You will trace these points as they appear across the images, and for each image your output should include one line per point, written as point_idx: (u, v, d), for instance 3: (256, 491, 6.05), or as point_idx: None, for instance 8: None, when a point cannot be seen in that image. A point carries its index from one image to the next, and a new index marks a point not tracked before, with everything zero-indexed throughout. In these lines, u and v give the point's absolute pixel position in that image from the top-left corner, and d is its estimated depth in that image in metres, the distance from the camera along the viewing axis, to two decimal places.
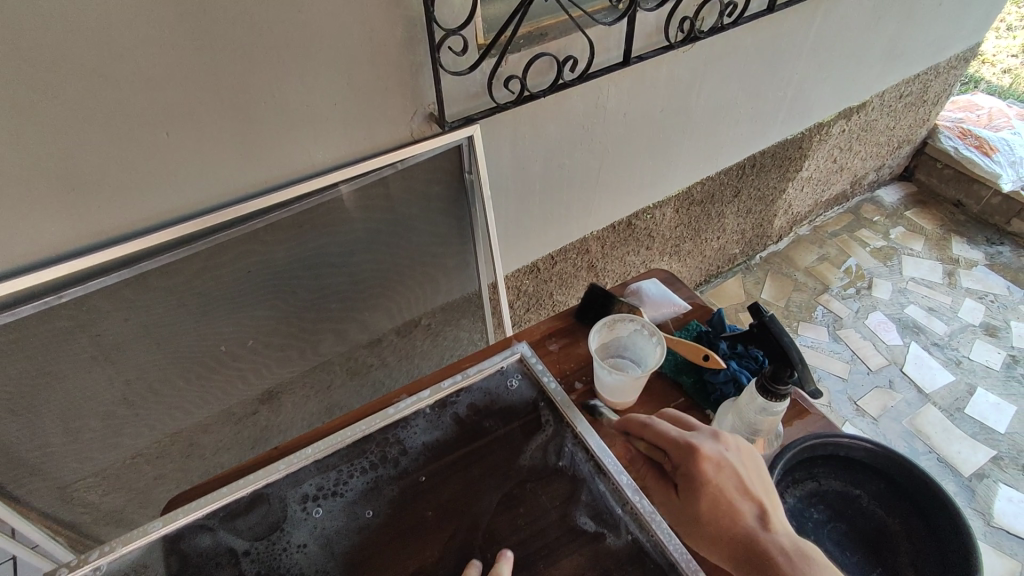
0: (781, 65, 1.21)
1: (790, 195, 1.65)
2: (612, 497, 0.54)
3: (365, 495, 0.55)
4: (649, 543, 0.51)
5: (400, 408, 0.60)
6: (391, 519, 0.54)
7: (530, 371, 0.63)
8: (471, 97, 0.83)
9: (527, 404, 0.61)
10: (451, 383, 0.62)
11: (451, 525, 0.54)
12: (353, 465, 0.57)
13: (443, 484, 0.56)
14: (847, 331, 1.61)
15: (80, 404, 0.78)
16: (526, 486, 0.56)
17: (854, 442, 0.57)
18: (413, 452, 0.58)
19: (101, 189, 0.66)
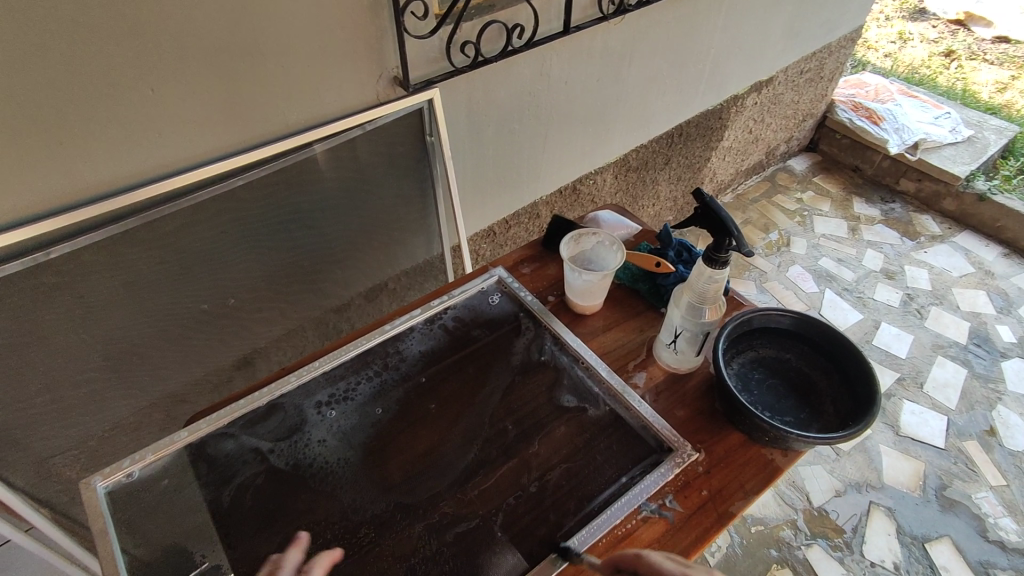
0: (699, 40, 1.35)
1: (714, 164, 1.82)
2: (588, 378, 0.67)
3: (373, 396, 0.67)
4: (620, 408, 0.64)
5: (395, 326, 0.72)
6: (398, 412, 0.65)
7: (505, 290, 0.76)
8: (431, 61, 0.90)
9: (507, 315, 0.74)
10: (438, 304, 0.75)
11: (450, 412, 0.65)
12: (360, 374, 0.69)
13: (439, 383, 0.68)
14: (771, 283, 1.79)
15: (64, 368, 0.79)
16: (517, 379, 0.68)
17: (782, 310, 0.65)
18: (411, 360, 0.70)
19: (86, 145, 0.68)
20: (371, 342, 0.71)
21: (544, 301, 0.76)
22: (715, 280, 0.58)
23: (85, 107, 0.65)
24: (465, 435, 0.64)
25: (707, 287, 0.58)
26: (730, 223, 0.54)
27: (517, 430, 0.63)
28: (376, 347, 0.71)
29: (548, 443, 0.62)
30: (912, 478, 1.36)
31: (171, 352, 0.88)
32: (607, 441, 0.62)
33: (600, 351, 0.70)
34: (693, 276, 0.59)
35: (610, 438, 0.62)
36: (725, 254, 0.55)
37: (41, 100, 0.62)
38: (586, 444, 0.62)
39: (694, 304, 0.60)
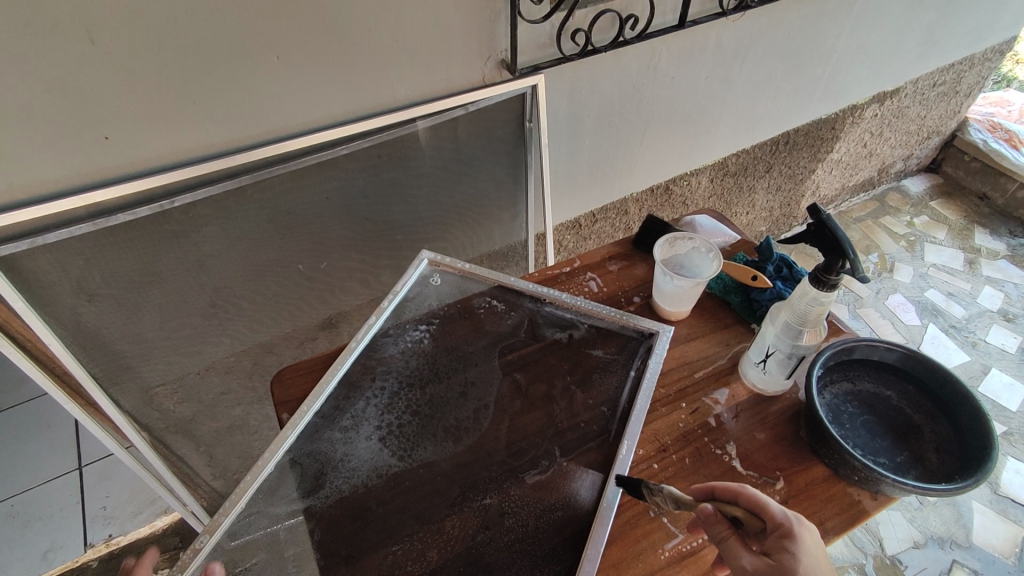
0: (822, 43, 1.27)
1: (819, 176, 1.71)
2: (567, 311, 0.73)
3: (384, 400, 0.65)
4: (605, 321, 0.71)
5: (360, 338, 0.68)
6: (414, 401, 0.65)
7: (443, 268, 0.76)
8: (539, 47, 0.90)
9: (460, 292, 0.75)
10: (389, 304, 0.71)
11: (476, 393, 0.66)
12: (359, 393, 0.65)
13: (444, 367, 0.68)
14: (867, 310, 1.66)
15: (174, 308, 0.85)
16: (523, 354, 0.69)
17: (888, 344, 0.61)
18: (407, 358, 0.69)
19: (216, 104, 0.72)
20: (349, 362, 0.66)
21: (628, 302, 0.74)
22: (821, 303, 0.54)
23: (217, 68, 0.70)
24: (502, 416, 0.64)
25: (811, 308, 0.54)
26: (847, 245, 0.49)
27: (546, 395, 0.66)
28: (356, 368, 0.67)
29: (573, 398, 0.65)
30: (1006, 543, 1.24)
31: (267, 305, 0.93)
32: (598, 362, 0.68)
33: (682, 360, 0.68)
34: (796, 294, 0.56)
35: (622, 361, 0.68)
36: (836, 278, 0.51)
37: (183, 60, 0.67)
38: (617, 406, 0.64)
39: (793, 325, 0.57)
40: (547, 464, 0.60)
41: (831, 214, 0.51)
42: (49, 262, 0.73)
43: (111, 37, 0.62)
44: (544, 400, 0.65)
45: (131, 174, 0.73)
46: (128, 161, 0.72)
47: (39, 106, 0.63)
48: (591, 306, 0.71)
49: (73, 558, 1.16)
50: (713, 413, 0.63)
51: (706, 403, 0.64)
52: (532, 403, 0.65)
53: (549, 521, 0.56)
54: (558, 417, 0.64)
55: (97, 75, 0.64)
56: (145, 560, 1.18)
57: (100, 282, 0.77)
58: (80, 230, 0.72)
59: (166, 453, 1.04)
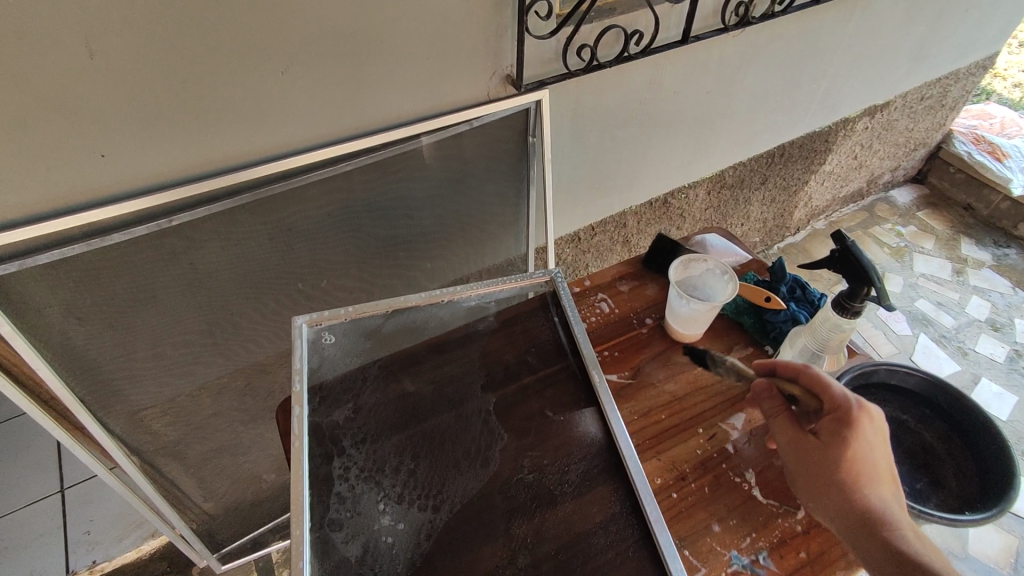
0: (818, 58, 1.28)
1: (811, 188, 1.72)
2: (471, 298, 0.66)
3: (365, 468, 0.54)
4: (512, 290, 0.67)
5: (303, 434, 0.53)
6: (394, 446, 0.56)
7: (327, 322, 0.62)
8: (545, 62, 0.89)
9: (362, 333, 0.63)
10: (301, 387, 0.56)
11: (454, 395, 0.61)
12: (335, 465, 0.54)
13: (405, 389, 0.61)
14: (860, 320, 1.68)
15: (170, 329, 0.83)
16: (487, 359, 0.64)
17: (911, 371, 0.64)
18: (358, 408, 0.58)
19: (217, 120, 0.70)
20: (307, 462, 0.52)
21: (640, 323, 0.72)
22: (843, 329, 0.57)
23: (221, 84, 0.68)
24: (507, 429, 0.58)
25: (835, 334, 0.57)
26: (873, 278, 0.50)
27: (522, 390, 0.61)
28: (316, 464, 0.54)
29: (547, 387, 0.62)
30: (1001, 553, 1.25)
31: (265, 323, 0.91)
32: (532, 340, 0.65)
33: (698, 384, 0.66)
34: (819, 319, 0.58)
35: (557, 333, 0.66)
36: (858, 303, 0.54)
37: (184, 75, 0.65)
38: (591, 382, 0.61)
39: (812, 349, 0.59)
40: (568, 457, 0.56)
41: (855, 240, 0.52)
42: (40, 283, 0.70)
43: (111, 51, 0.60)
44: (522, 397, 0.61)
45: (128, 192, 0.70)
46: (126, 179, 0.69)
47: (34, 123, 0.60)
48: (488, 284, 0.66)
49: None
50: (731, 439, 0.61)
51: (723, 429, 0.62)
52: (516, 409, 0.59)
53: (619, 516, 0.52)
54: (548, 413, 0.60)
55: (96, 90, 0.61)
56: None
57: (92, 304, 0.75)
58: (74, 250, 0.69)
59: (157, 476, 1.00)
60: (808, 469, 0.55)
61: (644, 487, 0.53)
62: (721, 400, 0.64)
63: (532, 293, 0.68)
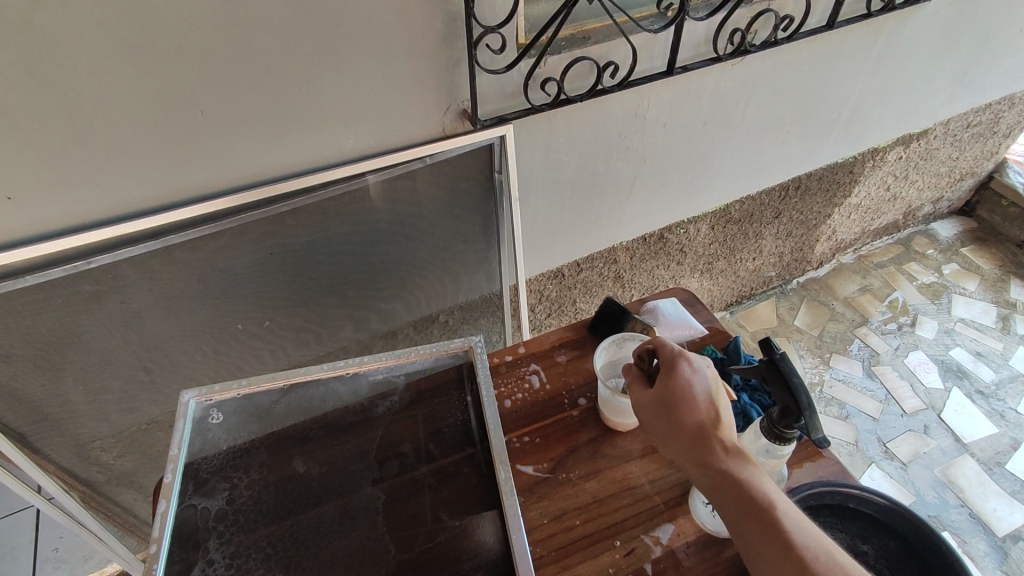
0: (838, 85, 1.15)
1: (836, 221, 1.58)
2: (376, 372, 0.62)
3: (229, 571, 0.49)
4: (422, 362, 0.62)
5: (164, 535, 0.49)
6: (267, 549, 0.51)
7: (218, 397, 0.59)
8: (507, 96, 0.81)
9: (255, 413, 0.59)
10: (175, 476, 0.53)
11: (345, 486, 0.56)
12: (198, 567, 0.49)
13: (292, 477, 0.56)
14: (883, 368, 1.53)
15: (101, 368, 0.80)
16: (386, 446, 0.58)
17: (865, 492, 0.55)
18: (236, 498, 0.54)
19: (132, 162, 0.66)
20: (161, 569, 0.47)
21: (573, 403, 0.66)
22: (777, 455, 0.53)
23: (131, 125, 0.63)
24: (395, 533, 0.52)
25: (768, 458, 0.53)
26: (801, 398, 0.46)
27: (420, 486, 0.56)
28: (173, 572, 0.48)
29: (443, 483, 0.56)
30: None
31: (206, 363, 0.87)
32: (439, 423, 0.60)
33: (624, 484, 0.59)
34: (751, 439, 0.55)
35: (465, 414, 0.60)
36: (791, 433, 0.49)
37: (88, 118, 0.61)
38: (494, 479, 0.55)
39: None
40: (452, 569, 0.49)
41: (786, 354, 0.49)
42: None
43: (1, 95, 0.56)
44: (415, 493, 0.55)
45: (42, 234, 0.67)
46: (37, 221, 0.66)
47: None
48: (397, 355, 0.62)
49: None
50: (652, 556, 0.54)
51: (644, 543, 0.55)
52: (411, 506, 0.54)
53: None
54: (443, 518, 0.53)
55: None
56: None
57: (13, 346, 0.72)
58: None
59: (103, 508, 0.98)
60: (676, 440, 0.52)
61: None
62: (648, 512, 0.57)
63: (446, 368, 0.63)
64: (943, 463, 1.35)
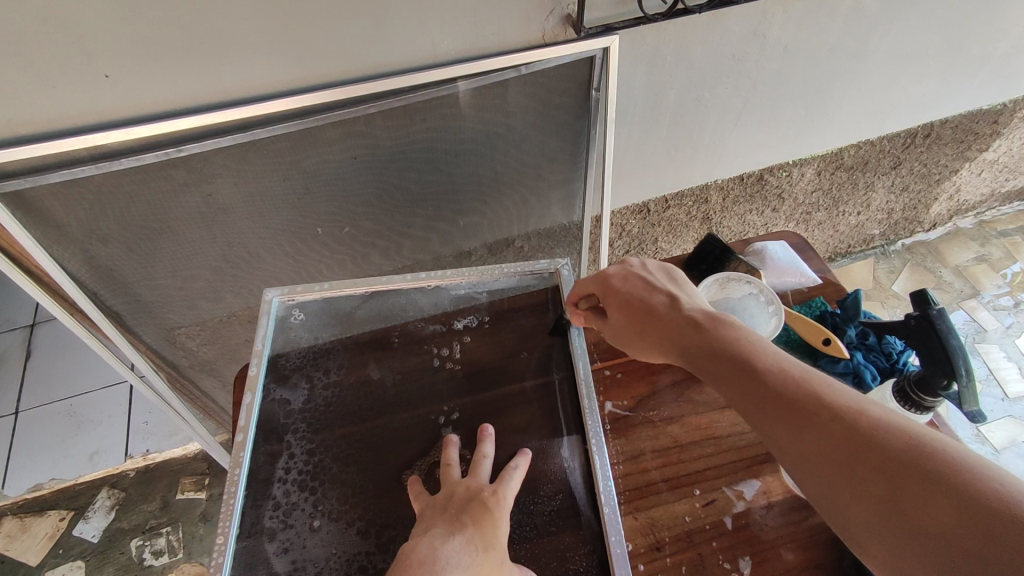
0: (1009, 15, 0.96)
1: (962, 178, 1.40)
2: (459, 286, 0.61)
3: (309, 464, 0.50)
4: (506, 281, 0.61)
5: (250, 425, 0.51)
6: (345, 449, 0.51)
7: (300, 298, 0.59)
8: (617, 1, 0.73)
9: (336, 317, 0.59)
10: (260, 369, 0.54)
11: (422, 396, 0.55)
12: (282, 458, 0.50)
13: (369, 381, 0.56)
14: (988, 347, 1.39)
15: (189, 258, 0.82)
16: (463, 361, 0.57)
17: None
18: (315, 397, 0.54)
19: (223, 48, 0.64)
20: (247, 456, 0.49)
21: None
22: (904, 423, 0.50)
23: (221, 8, 0.60)
24: (471, 448, 0.52)
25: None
26: (958, 362, 0.45)
27: (496, 405, 0.54)
28: (260, 462, 0.50)
29: (525, 404, 0.54)
30: None
31: (286, 262, 0.89)
32: (521, 343, 0.58)
33: (709, 433, 0.57)
34: (873, 404, 0.52)
35: (547, 337, 0.58)
36: (932, 400, 0.48)
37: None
38: (573, 407, 0.53)
39: None
40: (532, 494, 0.48)
41: (943, 311, 0.47)
42: (55, 200, 0.70)
43: None
44: (495, 412, 0.54)
45: (137, 117, 0.67)
46: (133, 103, 0.66)
47: (28, 37, 0.57)
48: (482, 272, 0.61)
49: (114, 465, 1.25)
50: (733, 511, 0.53)
51: (726, 495, 0.53)
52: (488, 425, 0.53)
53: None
54: (524, 440, 0.52)
55: (84, 6, 0.56)
56: (175, 478, 1.25)
57: (110, 227, 0.75)
58: (82, 172, 0.68)
59: (189, 390, 1.04)
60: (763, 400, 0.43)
61: (618, 547, 0.44)
62: (726, 468, 0.55)
63: (530, 287, 0.61)
64: None
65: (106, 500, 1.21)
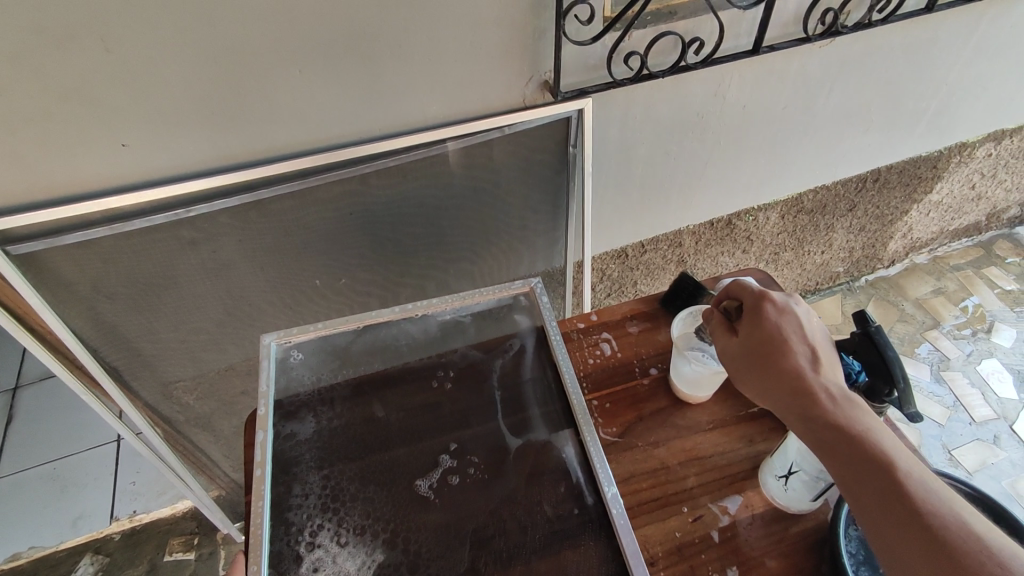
0: (932, 73, 1.08)
1: (912, 218, 1.50)
2: (444, 312, 0.65)
3: (325, 491, 0.54)
4: (486, 302, 0.66)
5: (266, 460, 0.54)
6: (358, 473, 0.55)
7: (296, 339, 0.62)
8: (588, 68, 0.81)
9: (333, 353, 0.63)
10: (269, 408, 0.57)
11: (424, 416, 0.60)
12: (299, 487, 0.54)
13: (372, 409, 0.60)
14: (953, 374, 1.47)
15: (191, 313, 0.86)
16: (460, 384, 0.62)
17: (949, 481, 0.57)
18: (323, 429, 0.58)
19: (234, 118, 0.70)
20: (268, 489, 0.52)
21: (643, 372, 0.69)
22: None
23: (233, 82, 0.67)
24: (479, 459, 0.57)
25: None
26: (895, 370, 0.52)
27: (495, 418, 0.59)
28: (280, 493, 0.53)
29: (519, 416, 0.60)
30: None
31: (285, 314, 0.93)
32: (509, 362, 0.63)
33: (692, 454, 0.62)
34: None
35: (533, 355, 0.64)
36: (880, 405, 0.53)
37: (196, 73, 0.64)
38: (563, 411, 0.59)
39: None
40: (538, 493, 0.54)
41: (880, 327, 0.54)
42: (66, 261, 0.74)
43: (122, 46, 0.60)
44: (494, 424, 0.59)
45: (149, 181, 0.72)
46: (146, 168, 0.71)
47: (55, 114, 0.63)
48: (463, 296, 0.65)
49: (99, 528, 1.22)
50: (719, 525, 0.56)
51: (712, 511, 0.57)
52: (489, 434, 0.58)
53: (587, 550, 0.51)
54: (523, 448, 0.57)
55: (109, 85, 0.62)
56: (163, 539, 1.23)
57: (116, 284, 0.78)
58: (96, 234, 0.72)
59: (182, 446, 1.05)
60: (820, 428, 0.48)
61: (621, 527, 0.50)
62: (709, 474, 0.60)
63: (508, 303, 0.66)
64: (1011, 475, 1.31)
65: (90, 566, 1.18)
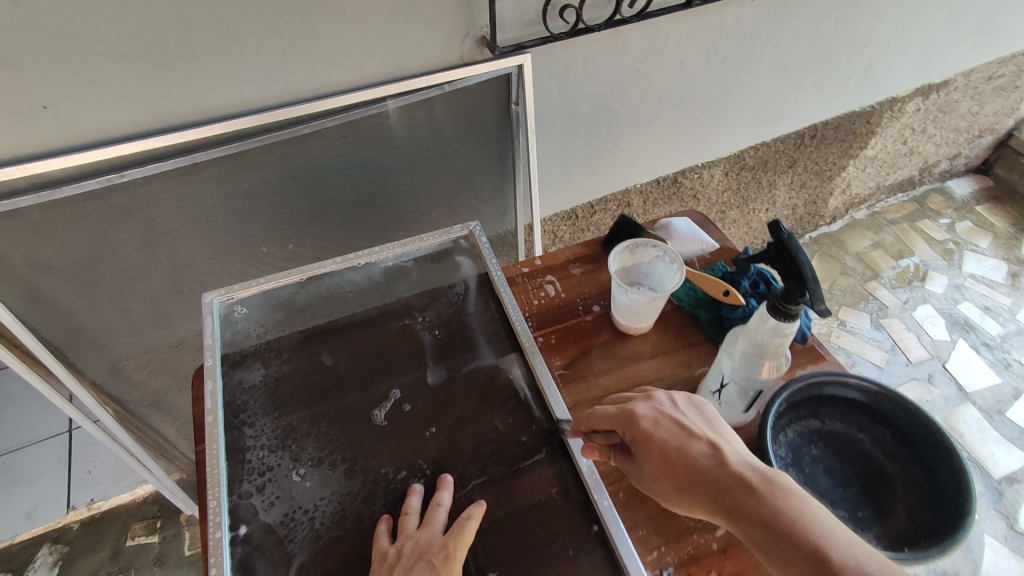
0: (859, 27, 1.12)
1: (850, 174, 1.57)
2: (387, 258, 0.67)
3: (280, 430, 0.55)
4: (427, 247, 0.68)
5: (218, 406, 0.54)
6: (311, 412, 0.56)
7: (239, 295, 0.63)
8: (525, 24, 0.81)
9: (278, 305, 0.63)
10: (215, 359, 0.57)
11: (374, 354, 0.61)
12: (254, 430, 0.54)
13: (320, 352, 0.61)
14: (891, 321, 1.56)
15: (133, 285, 0.84)
16: (407, 321, 0.63)
17: (863, 385, 0.64)
18: (272, 376, 0.58)
19: (161, 78, 0.68)
20: (221, 433, 0.53)
21: (586, 311, 0.71)
22: (780, 334, 0.54)
23: (158, 39, 0.65)
24: (430, 389, 0.58)
25: (770, 338, 0.54)
26: (806, 272, 0.52)
27: (444, 350, 0.61)
28: (235, 436, 0.54)
29: (467, 347, 0.61)
30: None
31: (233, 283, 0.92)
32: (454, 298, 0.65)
33: (634, 383, 0.64)
34: (754, 325, 0.56)
35: (476, 293, 0.66)
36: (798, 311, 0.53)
37: (117, 29, 0.63)
38: (508, 339, 0.62)
39: (749, 353, 0.57)
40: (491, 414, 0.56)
41: (791, 234, 0.55)
42: None
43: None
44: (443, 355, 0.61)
45: (76, 146, 0.70)
46: (73, 132, 0.69)
47: None
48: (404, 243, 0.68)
49: (56, 518, 1.19)
50: None
51: None
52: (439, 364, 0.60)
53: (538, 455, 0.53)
54: (474, 375, 0.59)
55: (24, 42, 0.60)
56: (123, 525, 1.20)
57: (49, 257, 0.76)
58: (24, 203, 0.70)
59: (136, 426, 1.03)
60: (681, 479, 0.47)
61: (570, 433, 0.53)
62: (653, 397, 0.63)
63: (449, 247, 0.69)
64: (944, 410, 1.40)
65: (49, 556, 1.16)
